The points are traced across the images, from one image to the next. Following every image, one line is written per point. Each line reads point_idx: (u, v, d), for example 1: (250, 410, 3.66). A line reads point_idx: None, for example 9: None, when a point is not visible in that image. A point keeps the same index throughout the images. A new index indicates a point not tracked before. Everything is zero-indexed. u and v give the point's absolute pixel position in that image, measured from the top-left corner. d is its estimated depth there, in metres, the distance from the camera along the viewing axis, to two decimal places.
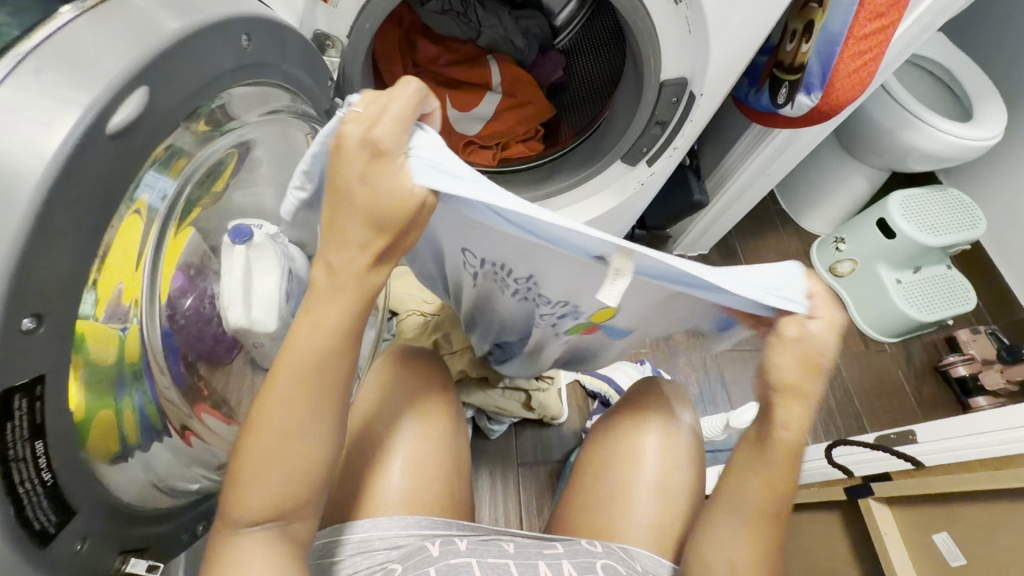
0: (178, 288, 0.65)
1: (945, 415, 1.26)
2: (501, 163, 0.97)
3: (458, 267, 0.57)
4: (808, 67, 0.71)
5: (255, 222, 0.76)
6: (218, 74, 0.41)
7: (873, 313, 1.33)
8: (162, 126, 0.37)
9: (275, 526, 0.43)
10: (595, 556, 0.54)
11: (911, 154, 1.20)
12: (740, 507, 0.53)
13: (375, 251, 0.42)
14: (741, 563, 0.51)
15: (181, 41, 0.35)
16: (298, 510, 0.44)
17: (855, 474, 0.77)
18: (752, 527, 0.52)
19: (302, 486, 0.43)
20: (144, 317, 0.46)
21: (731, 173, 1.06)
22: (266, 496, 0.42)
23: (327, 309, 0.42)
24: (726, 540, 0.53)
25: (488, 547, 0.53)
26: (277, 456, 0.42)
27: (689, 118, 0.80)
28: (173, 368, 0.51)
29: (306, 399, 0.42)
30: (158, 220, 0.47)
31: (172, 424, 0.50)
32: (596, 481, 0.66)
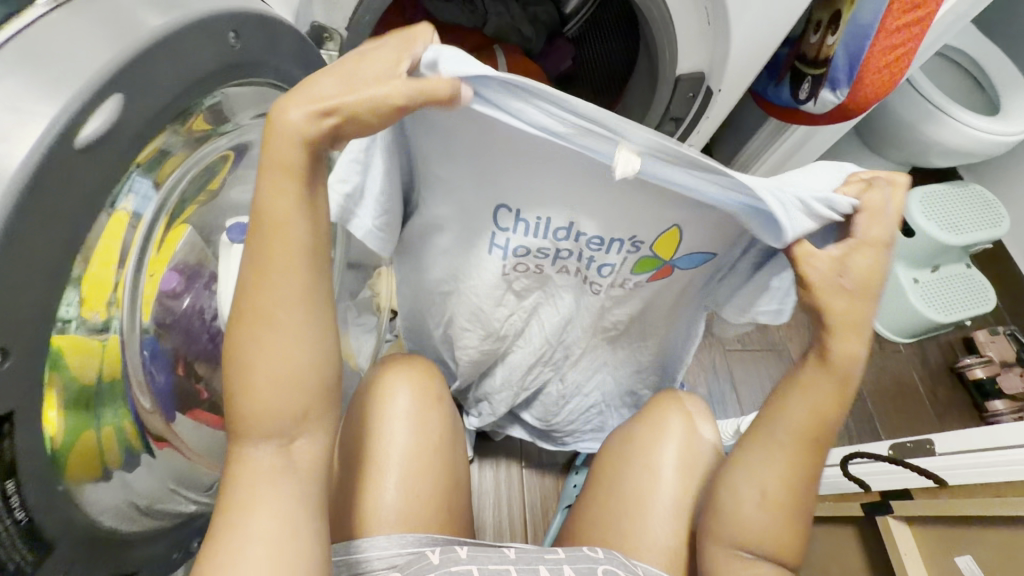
0: (170, 290, 0.63)
1: (961, 418, 1.23)
2: None
3: (485, 250, 0.54)
4: (834, 62, 0.67)
5: (252, 219, 0.73)
6: (205, 74, 0.38)
7: (889, 313, 1.30)
8: (139, 136, 0.34)
9: (279, 452, 0.42)
10: (596, 562, 0.52)
11: (933, 150, 1.15)
12: (778, 437, 0.52)
13: (319, 106, 0.39)
14: (770, 493, 0.52)
15: (161, 41, 0.33)
16: (299, 429, 0.43)
17: (872, 489, 0.75)
18: (788, 454, 0.52)
19: (302, 401, 0.43)
20: (126, 329, 0.44)
21: (746, 169, 1.02)
22: (269, 412, 0.42)
23: (297, 216, 0.42)
24: (756, 472, 0.53)
25: (489, 553, 0.52)
26: (271, 368, 0.42)
27: (705, 114, 0.76)
28: (153, 372, 0.49)
29: (283, 305, 0.42)
30: (141, 228, 0.45)
31: (159, 438, 0.48)
32: (609, 496, 0.64)
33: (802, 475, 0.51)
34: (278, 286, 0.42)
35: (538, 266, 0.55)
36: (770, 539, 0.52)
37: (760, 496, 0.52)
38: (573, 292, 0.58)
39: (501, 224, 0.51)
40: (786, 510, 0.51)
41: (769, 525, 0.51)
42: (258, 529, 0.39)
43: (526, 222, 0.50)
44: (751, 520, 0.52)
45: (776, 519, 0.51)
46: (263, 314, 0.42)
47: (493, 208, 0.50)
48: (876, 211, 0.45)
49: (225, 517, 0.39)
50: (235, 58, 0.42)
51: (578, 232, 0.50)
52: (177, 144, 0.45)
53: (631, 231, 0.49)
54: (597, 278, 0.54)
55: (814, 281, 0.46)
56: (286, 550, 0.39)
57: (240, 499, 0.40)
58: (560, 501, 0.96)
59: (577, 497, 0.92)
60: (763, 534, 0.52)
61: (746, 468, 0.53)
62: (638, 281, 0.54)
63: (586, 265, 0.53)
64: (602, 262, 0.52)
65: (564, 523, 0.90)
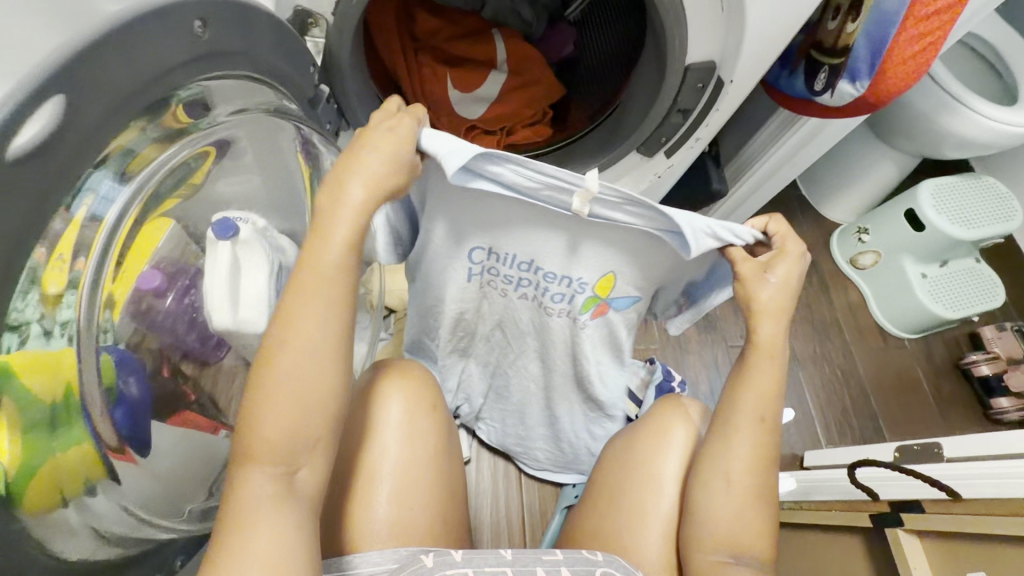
0: (155, 287, 0.60)
1: (964, 416, 1.22)
2: (506, 149, 0.89)
3: (459, 280, 0.62)
4: (855, 50, 0.64)
5: (240, 213, 0.69)
6: (168, 69, 0.38)
7: (895, 308, 1.27)
8: (87, 140, 0.32)
9: (286, 479, 0.41)
10: (596, 565, 0.52)
11: (946, 140, 1.12)
12: (735, 421, 0.53)
13: (365, 177, 0.45)
14: (736, 475, 0.53)
15: (113, 35, 0.32)
16: (306, 458, 0.42)
17: (881, 499, 0.74)
18: (754, 436, 0.53)
19: (316, 425, 0.42)
20: (83, 340, 0.41)
21: (754, 161, 0.98)
22: (278, 439, 0.41)
23: (330, 253, 0.44)
24: (718, 460, 0.54)
25: (486, 554, 0.50)
26: (290, 398, 0.42)
27: (714, 105, 0.72)
28: (126, 386, 0.49)
29: (317, 333, 0.43)
30: (102, 230, 0.41)
31: (122, 456, 0.46)
32: (610, 507, 0.62)
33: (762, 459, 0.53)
34: (309, 319, 0.43)
35: (503, 291, 0.64)
36: (745, 524, 0.52)
37: (726, 482, 0.53)
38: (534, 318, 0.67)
39: (473, 259, 0.60)
40: (751, 491, 0.53)
41: (736, 512, 0.53)
42: (256, 550, 0.37)
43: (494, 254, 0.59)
44: (718, 509, 0.53)
45: (741, 501, 0.53)
46: (291, 351, 0.42)
47: (467, 250, 0.58)
48: (785, 232, 0.52)
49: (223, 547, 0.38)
50: (196, 51, 0.40)
51: (538, 266, 0.58)
52: (146, 139, 0.42)
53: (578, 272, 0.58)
54: (554, 307, 0.63)
55: (745, 277, 0.52)
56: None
57: (241, 519, 0.38)
58: (558, 501, 0.94)
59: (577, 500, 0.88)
60: (731, 524, 0.53)
61: (710, 458, 0.55)
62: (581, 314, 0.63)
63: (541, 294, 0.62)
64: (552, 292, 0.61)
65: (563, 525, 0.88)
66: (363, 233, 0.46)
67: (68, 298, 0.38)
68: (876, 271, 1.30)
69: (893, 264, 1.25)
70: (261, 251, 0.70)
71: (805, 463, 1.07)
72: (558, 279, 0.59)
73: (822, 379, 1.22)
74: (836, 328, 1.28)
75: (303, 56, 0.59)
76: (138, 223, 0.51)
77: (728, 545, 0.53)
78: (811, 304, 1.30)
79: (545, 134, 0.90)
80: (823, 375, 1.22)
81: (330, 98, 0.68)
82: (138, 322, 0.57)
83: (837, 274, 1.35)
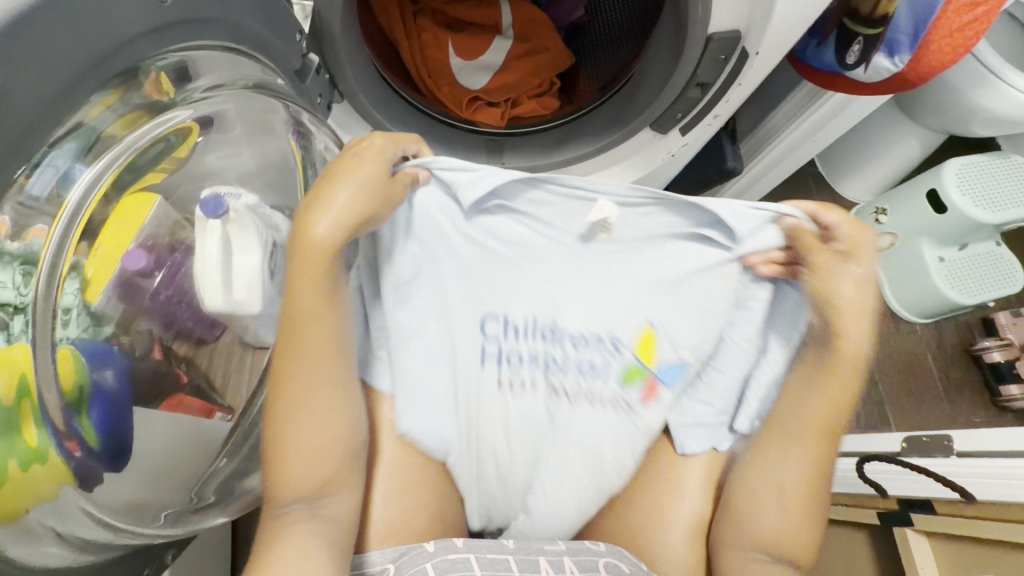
0: (142, 268, 0.58)
1: (970, 403, 1.21)
2: (510, 123, 0.83)
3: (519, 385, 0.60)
4: (896, 19, 0.60)
5: (230, 190, 0.65)
6: (127, 40, 0.35)
7: (908, 292, 1.24)
8: (34, 125, 0.30)
9: (307, 507, 0.47)
10: (597, 555, 0.54)
11: (978, 116, 1.05)
12: (795, 432, 0.54)
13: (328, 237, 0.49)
14: (787, 488, 0.54)
15: (53, 3, 0.29)
16: (325, 493, 0.49)
17: (889, 495, 0.75)
18: (811, 460, 0.54)
19: (329, 450, 0.49)
20: (36, 334, 0.38)
21: (772, 137, 0.93)
22: (296, 488, 0.47)
23: (310, 301, 0.50)
24: (776, 470, 0.55)
25: (487, 541, 0.52)
26: (303, 436, 0.48)
27: (736, 80, 0.67)
28: (101, 376, 0.48)
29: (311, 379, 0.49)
30: (63, 211, 0.38)
31: (93, 459, 0.45)
32: (628, 509, 0.61)
33: (812, 491, 0.54)
34: (309, 386, 0.49)
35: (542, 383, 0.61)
36: (786, 541, 0.54)
37: (776, 494, 0.54)
38: (588, 413, 0.60)
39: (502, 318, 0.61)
40: (803, 513, 0.54)
41: (786, 531, 0.54)
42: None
43: (513, 326, 0.61)
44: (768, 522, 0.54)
45: (795, 520, 0.54)
46: (299, 416, 0.48)
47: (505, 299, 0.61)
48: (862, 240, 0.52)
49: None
50: (160, 20, 0.37)
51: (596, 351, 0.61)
52: (113, 119, 0.39)
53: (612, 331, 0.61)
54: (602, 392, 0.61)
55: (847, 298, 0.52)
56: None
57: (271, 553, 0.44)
58: None
59: None
60: (777, 542, 0.54)
61: (771, 480, 0.55)
62: (627, 395, 0.60)
63: (578, 373, 0.61)
64: (589, 363, 0.61)
65: None
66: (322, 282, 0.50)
67: (11, 279, 0.36)
68: (892, 252, 1.24)
69: (910, 246, 1.20)
70: (253, 229, 0.65)
71: None
72: (588, 340, 0.61)
73: None
74: None
75: (289, 21, 0.54)
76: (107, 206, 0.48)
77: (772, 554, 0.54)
78: None
79: (551, 106, 0.85)
80: None
81: (321, 68, 0.64)
82: (128, 304, 0.57)
83: None
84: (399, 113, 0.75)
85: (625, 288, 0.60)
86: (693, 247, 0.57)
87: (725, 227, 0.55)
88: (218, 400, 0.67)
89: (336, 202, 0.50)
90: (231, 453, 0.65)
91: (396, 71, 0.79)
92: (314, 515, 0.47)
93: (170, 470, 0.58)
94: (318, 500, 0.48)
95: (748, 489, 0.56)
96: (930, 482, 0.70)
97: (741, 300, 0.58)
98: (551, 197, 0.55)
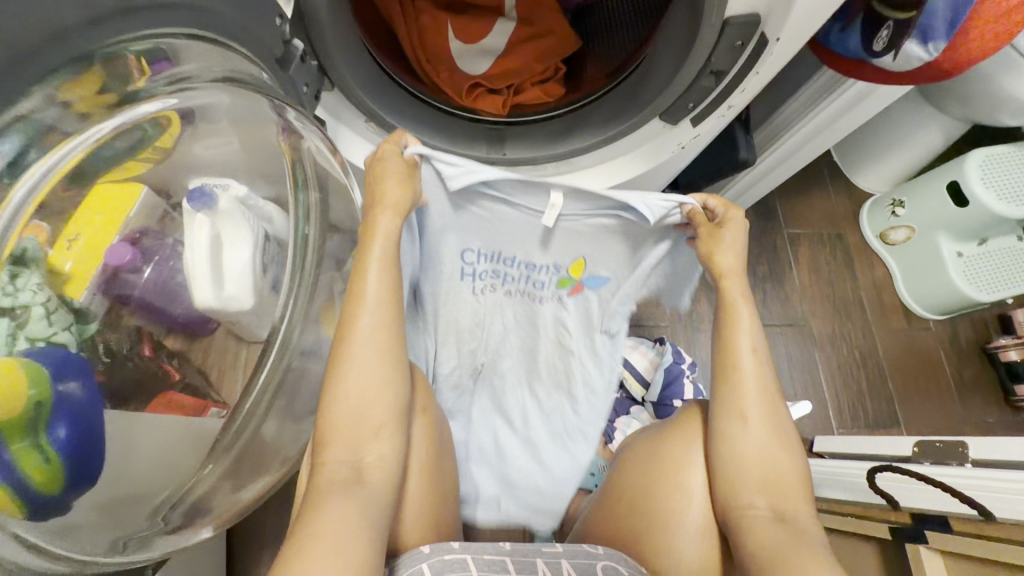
0: (122, 262, 0.57)
1: (983, 402, 1.17)
2: (512, 111, 0.79)
3: (464, 289, 0.75)
4: (931, 5, 0.56)
5: (219, 181, 0.63)
6: (64, 30, 0.32)
7: (923, 288, 1.19)
8: None
9: (352, 474, 0.49)
10: (595, 558, 0.57)
11: (1007, 106, 0.99)
12: (735, 366, 0.61)
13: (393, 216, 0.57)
14: (751, 417, 0.59)
15: None
16: (372, 440, 0.51)
17: (902, 507, 0.73)
18: (767, 397, 0.60)
19: (386, 403, 0.52)
20: None
21: (784, 130, 0.89)
22: (341, 442, 0.50)
23: (376, 260, 0.55)
24: (746, 400, 0.60)
25: (485, 543, 0.55)
26: (359, 388, 0.51)
27: (754, 69, 0.63)
28: (65, 388, 0.45)
29: (372, 335, 0.53)
30: (7, 206, 0.37)
31: (48, 483, 0.42)
32: (647, 529, 0.62)
33: (774, 421, 0.60)
34: (361, 350, 0.52)
35: (493, 288, 0.76)
36: (775, 466, 0.58)
37: (743, 424, 0.59)
38: (533, 314, 0.80)
39: (466, 258, 0.72)
40: (782, 438, 0.59)
41: (762, 463, 0.58)
42: (336, 521, 0.44)
43: (482, 255, 0.72)
44: (746, 458, 0.58)
45: (773, 449, 0.58)
46: (354, 370, 0.52)
47: (461, 250, 0.71)
48: (738, 223, 0.64)
49: (300, 528, 0.44)
50: (110, 1, 0.34)
51: (541, 270, 0.73)
52: (61, 114, 0.36)
53: (555, 258, 0.72)
54: (545, 293, 0.76)
55: (727, 268, 0.64)
56: (342, 550, 0.42)
57: (325, 513, 0.45)
58: None
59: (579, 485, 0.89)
60: (763, 477, 0.57)
61: (730, 410, 0.60)
62: (561, 294, 0.76)
63: (527, 283, 0.76)
64: (536, 277, 0.75)
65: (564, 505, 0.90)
66: (390, 263, 0.56)
67: None
68: (907, 247, 1.20)
69: (927, 240, 1.16)
70: (243, 222, 0.63)
71: (814, 449, 1.04)
72: (538, 265, 0.73)
73: (840, 359, 1.17)
74: (858, 307, 1.21)
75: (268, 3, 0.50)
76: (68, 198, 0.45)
77: (768, 494, 0.57)
78: (833, 282, 1.23)
79: (556, 94, 0.81)
80: (841, 356, 1.17)
81: (308, 55, 0.60)
82: (112, 299, 0.56)
83: (865, 248, 1.27)
84: (394, 101, 0.71)
85: (556, 244, 0.70)
86: (613, 225, 0.66)
87: (640, 214, 0.63)
88: (213, 395, 0.64)
89: (387, 182, 0.57)
90: (217, 460, 0.62)
91: (392, 55, 0.75)
92: (359, 483, 0.49)
93: (141, 486, 0.55)
94: (359, 459, 0.50)
95: (732, 451, 0.59)
96: (948, 497, 0.67)
97: (661, 254, 0.70)
98: (520, 186, 0.62)
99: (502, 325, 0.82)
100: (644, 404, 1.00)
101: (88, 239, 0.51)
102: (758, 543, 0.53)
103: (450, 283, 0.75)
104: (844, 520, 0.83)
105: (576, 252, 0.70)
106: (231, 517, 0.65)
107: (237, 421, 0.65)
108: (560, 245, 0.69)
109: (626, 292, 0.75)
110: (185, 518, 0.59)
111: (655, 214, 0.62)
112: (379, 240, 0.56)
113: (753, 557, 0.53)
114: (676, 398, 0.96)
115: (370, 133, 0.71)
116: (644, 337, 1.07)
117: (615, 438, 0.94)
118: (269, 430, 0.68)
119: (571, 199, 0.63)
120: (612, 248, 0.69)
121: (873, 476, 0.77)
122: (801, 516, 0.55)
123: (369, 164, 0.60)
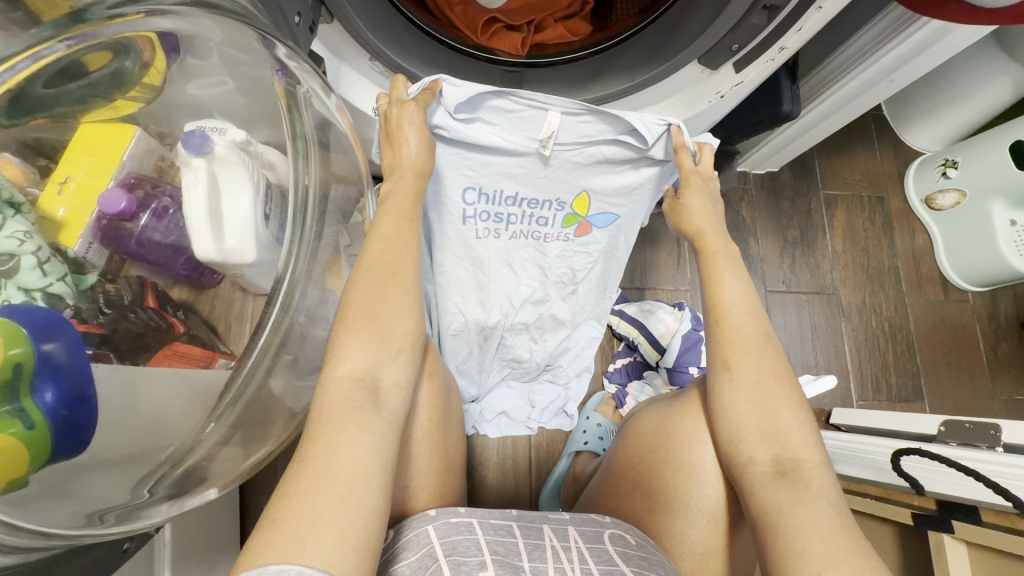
0: (118, 213, 0.54)
1: (1016, 381, 1.12)
2: (532, 51, 0.71)
3: (471, 234, 0.77)
4: None
5: (214, 124, 0.58)
6: None
7: (964, 258, 1.12)
8: None
9: (368, 398, 0.45)
10: (602, 527, 0.56)
11: None
12: (734, 318, 0.58)
13: (417, 163, 0.59)
14: (736, 364, 0.56)
15: None
16: (388, 362, 0.48)
17: (926, 491, 0.71)
18: (762, 343, 0.57)
19: (404, 338, 0.50)
20: None
21: (835, 77, 0.80)
22: (353, 364, 0.46)
23: (392, 204, 0.56)
24: (739, 348, 0.56)
25: (491, 509, 0.55)
26: (356, 307, 0.49)
27: (815, 3, 0.55)
28: (49, 350, 0.42)
29: (388, 271, 0.51)
30: None
31: (13, 465, 0.39)
32: (656, 513, 0.61)
33: (765, 363, 0.55)
34: (361, 294, 0.50)
35: (495, 232, 0.78)
36: (781, 416, 0.53)
37: (728, 375, 0.56)
38: (536, 256, 0.82)
39: (468, 197, 0.73)
40: (783, 381, 0.55)
41: (755, 413, 0.54)
42: (348, 453, 0.42)
43: (484, 193, 0.74)
44: (739, 411, 0.54)
45: (767, 395, 0.54)
46: (357, 301, 0.49)
47: (461, 190, 0.72)
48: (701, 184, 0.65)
49: (302, 463, 0.41)
50: None
51: (552, 203, 0.76)
52: None
53: (558, 195, 0.75)
54: (547, 232, 0.79)
55: (705, 229, 0.64)
56: (352, 498, 0.40)
57: (333, 439, 0.42)
58: (567, 444, 0.93)
59: (587, 446, 0.89)
60: (763, 428, 0.53)
61: (715, 364, 0.57)
62: (567, 233, 0.80)
63: (531, 223, 0.78)
64: (541, 217, 0.78)
65: (569, 468, 0.89)
66: (404, 218, 0.56)
67: None
68: (954, 213, 1.11)
69: (978, 206, 1.07)
70: (241, 167, 0.58)
71: (832, 421, 1.01)
72: (541, 203, 0.76)
73: (868, 332, 1.11)
74: (893, 277, 1.15)
75: None
76: (5, 132, 0.43)
77: (768, 445, 0.53)
78: (869, 249, 1.15)
79: (581, 32, 0.72)
80: (870, 328, 1.11)
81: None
82: (111, 249, 0.54)
83: (906, 213, 1.18)
84: (400, 36, 0.64)
85: (559, 178, 0.73)
86: (617, 150, 0.69)
87: (639, 134, 0.66)
88: (219, 345, 0.59)
89: (409, 144, 0.59)
90: (219, 418, 0.55)
91: None
92: (375, 408, 0.45)
93: (141, 446, 0.52)
94: (377, 378, 0.47)
95: (734, 412, 0.55)
96: (976, 484, 0.65)
97: (657, 176, 0.74)
98: (516, 106, 0.64)
99: (510, 276, 0.82)
100: (658, 370, 0.98)
101: (84, 183, 0.52)
102: (760, 504, 0.51)
103: (449, 229, 0.76)
104: (860, 499, 0.84)
105: (577, 187, 0.74)
106: (233, 479, 0.58)
107: (237, 382, 0.57)
108: (563, 180, 0.73)
109: (627, 222, 0.80)
110: (175, 489, 0.53)
111: (653, 129, 0.65)
112: (399, 195, 0.57)
113: (762, 517, 0.50)
114: (693, 365, 0.93)
115: (375, 74, 0.66)
116: (660, 301, 1.03)
117: (625, 403, 0.95)
118: (276, 386, 0.60)
119: (574, 119, 0.66)
120: (614, 180, 0.74)
121: (899, 459, 0.74)
122: (807, 467, 0.51)
123: (384, 122, 0.60)
